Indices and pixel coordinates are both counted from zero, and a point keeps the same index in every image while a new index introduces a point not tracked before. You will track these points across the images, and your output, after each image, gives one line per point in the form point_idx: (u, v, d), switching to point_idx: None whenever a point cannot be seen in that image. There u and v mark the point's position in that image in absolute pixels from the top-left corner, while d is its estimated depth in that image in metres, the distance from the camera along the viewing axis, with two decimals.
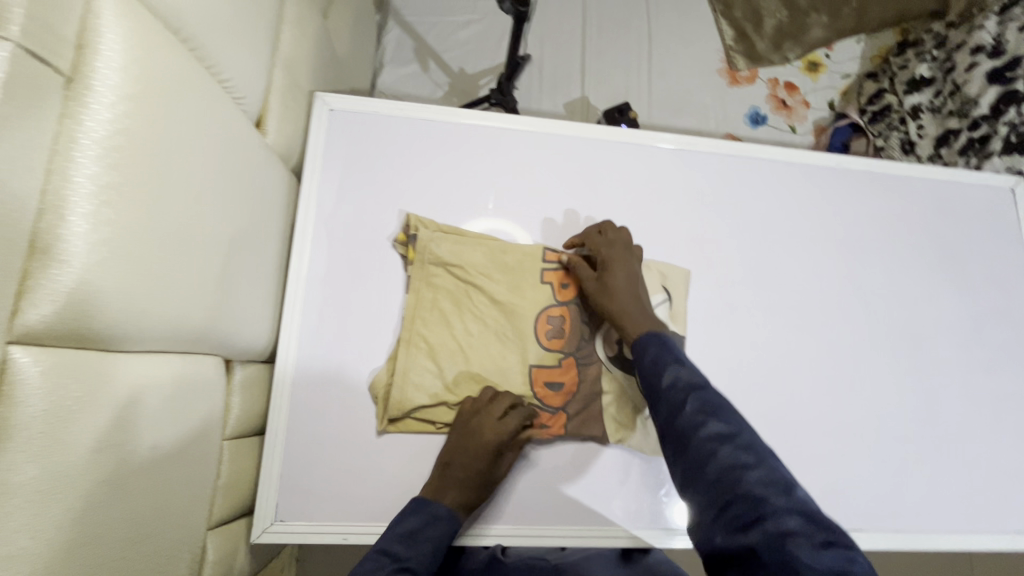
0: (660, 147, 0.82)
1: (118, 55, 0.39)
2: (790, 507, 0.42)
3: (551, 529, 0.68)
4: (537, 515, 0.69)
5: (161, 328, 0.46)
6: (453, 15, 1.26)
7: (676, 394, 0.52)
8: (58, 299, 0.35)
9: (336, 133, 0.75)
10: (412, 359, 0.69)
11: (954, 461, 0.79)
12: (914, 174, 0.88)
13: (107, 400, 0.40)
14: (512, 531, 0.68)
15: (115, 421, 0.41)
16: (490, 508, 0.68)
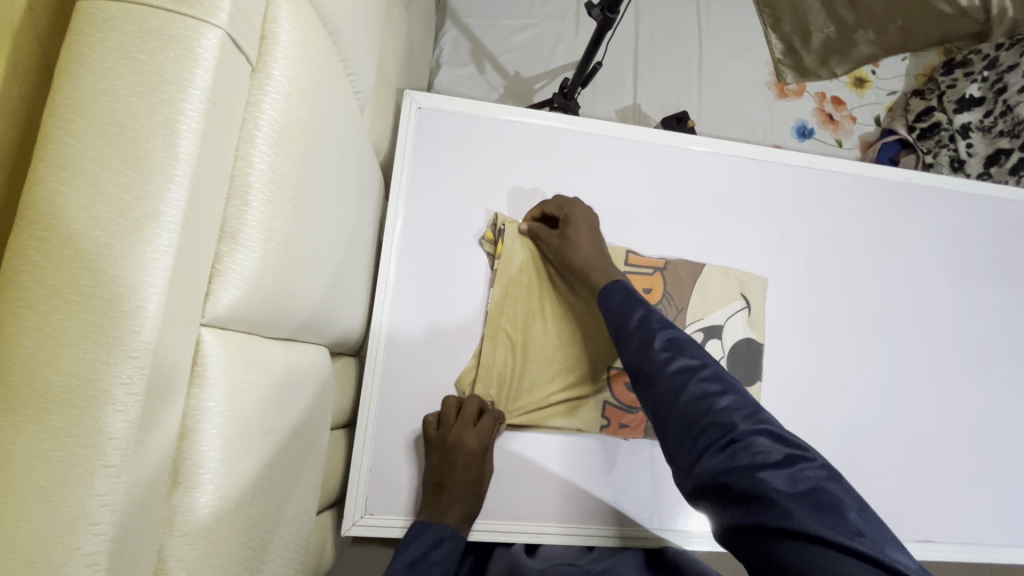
0: (740, 155, 0.83)
1: (291, 46, 0.40)
2: (808, 471, 0.51)
3: (570, 527, 0.69)
4: (558, 512, 0.69)
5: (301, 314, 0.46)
6: (509, 19, 1.27)
7: (688, 372, 0.59)
8: (244, 282, 0.36)
9: (426, 128, 0.76)
10: (493, 355, 0.71)
11: (1019, 476, 0.80)
12: (983, 191, 0.89)
13: (269, 384, 0.41)
14: (529, 529, 0.68)
15: (273, 405, 0.42)
16: (504, 504, 0.69)
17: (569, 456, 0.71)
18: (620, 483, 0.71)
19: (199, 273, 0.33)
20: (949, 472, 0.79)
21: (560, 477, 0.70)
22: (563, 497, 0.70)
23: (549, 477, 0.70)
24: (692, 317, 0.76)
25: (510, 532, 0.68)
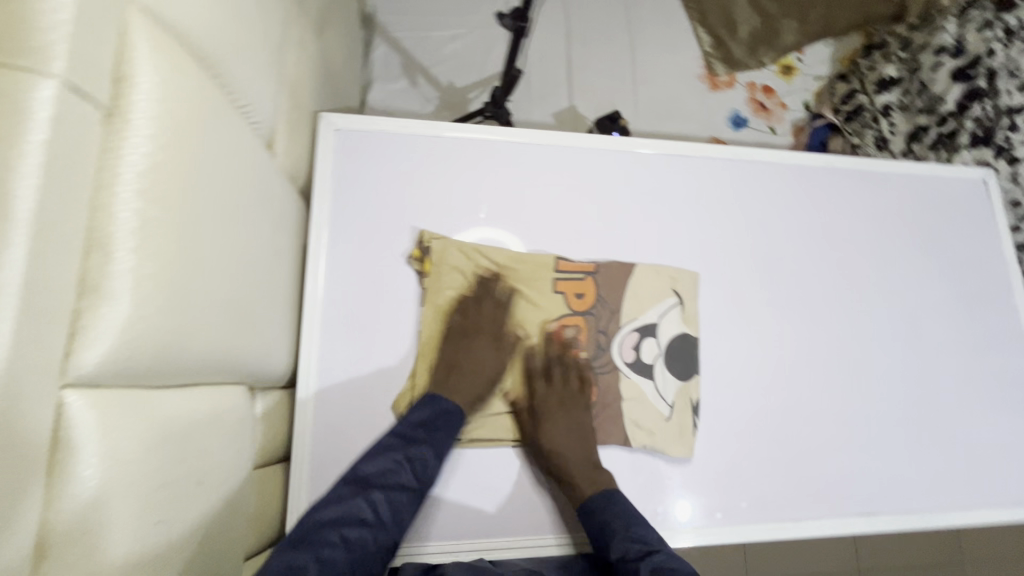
0: (658, 155, 0.86)
1: (152, 87, 0.39)
2: None
3: (513, 542, 0.69)
4: (500, 527, 0.69)
5: (201, 360, 0.45)
6: (438, 30, 1.27)
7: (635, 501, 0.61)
8: (111, 339, 0.35)
9: (345, 151, 0.75)
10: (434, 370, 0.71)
11: (955, 441, 0.83)
12: (896, 169, 0.94)
13: (160, 437, 0.40)
14: (475, 546, 0.68)
15: (168, 458, 0.40)
16: (445, 523, 0.68)
17: (507, 469, 0.71)
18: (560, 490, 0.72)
19: (52, 335, 0.32)
20: (887, 445, 0.81)
21: (499, 490, 0.71)
22: (505, 511, 0.70)
23: (489, 492, 0.70)
24: (626, 319, 0.78)
25: (452, 555, 0.67)
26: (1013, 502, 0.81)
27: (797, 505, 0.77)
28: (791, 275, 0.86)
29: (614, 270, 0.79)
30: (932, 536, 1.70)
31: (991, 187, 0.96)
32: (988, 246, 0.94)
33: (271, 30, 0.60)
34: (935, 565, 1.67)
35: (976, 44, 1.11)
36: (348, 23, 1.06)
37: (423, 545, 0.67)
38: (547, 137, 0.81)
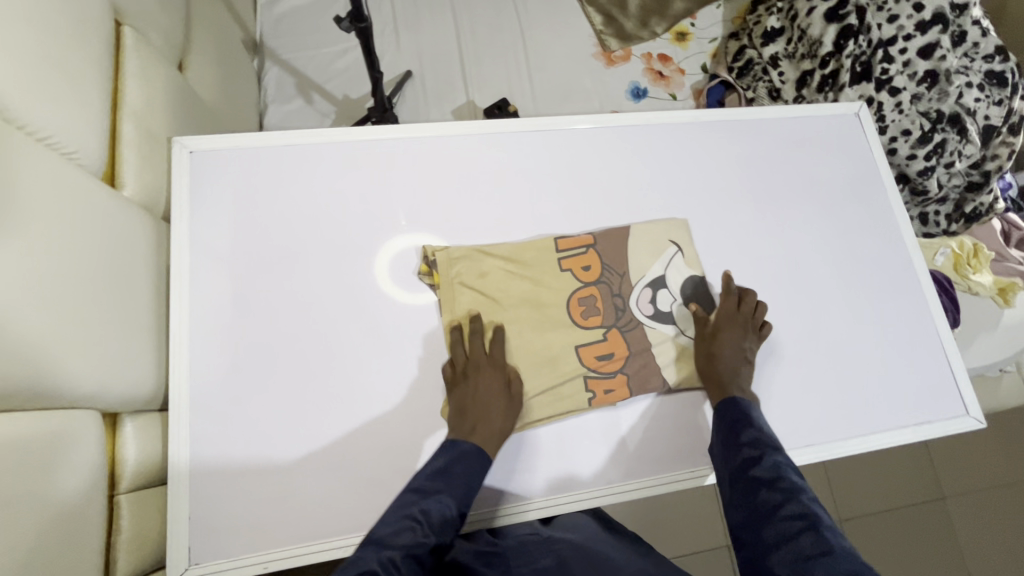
0: (524, 134, 0.89)
1: None
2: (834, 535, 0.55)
3: (570, 497, 0.74)
4: (563, 484, 0.75)
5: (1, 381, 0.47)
6: (328, 46, 1.29)
7: (751, 450, 0.66)
8: None
9: (202, 172, 0.79)
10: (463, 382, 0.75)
11: (851, 371, 0.84)
12: (767, 116, 0.96)
13: None
14: (574, 499, 0.74)
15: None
16: (530, 484, 0.75)
17: (555, 436, 0.77)
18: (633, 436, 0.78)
19: None
20: (782, 383, 0.82)
21: (550, 455, 0.76)
22: (560, 473, 0.76)
23: (545, 455, 0.76)
24: (636, 277, 0.84)
25: (510, 514, 0.73)
26: (912, 424, 0.82)
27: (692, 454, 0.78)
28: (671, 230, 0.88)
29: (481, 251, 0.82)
30: (910, 477, 1.68)
31: (864, 119, 0.98)
32: (868, 177, 0.95)
33: (87, 63, 0.62)
34: (915, 504, 1.66)
35: None
36: (226, 51, 1.08)
37: (531, 503, 0.73)
38: (401, 131, 0.85)
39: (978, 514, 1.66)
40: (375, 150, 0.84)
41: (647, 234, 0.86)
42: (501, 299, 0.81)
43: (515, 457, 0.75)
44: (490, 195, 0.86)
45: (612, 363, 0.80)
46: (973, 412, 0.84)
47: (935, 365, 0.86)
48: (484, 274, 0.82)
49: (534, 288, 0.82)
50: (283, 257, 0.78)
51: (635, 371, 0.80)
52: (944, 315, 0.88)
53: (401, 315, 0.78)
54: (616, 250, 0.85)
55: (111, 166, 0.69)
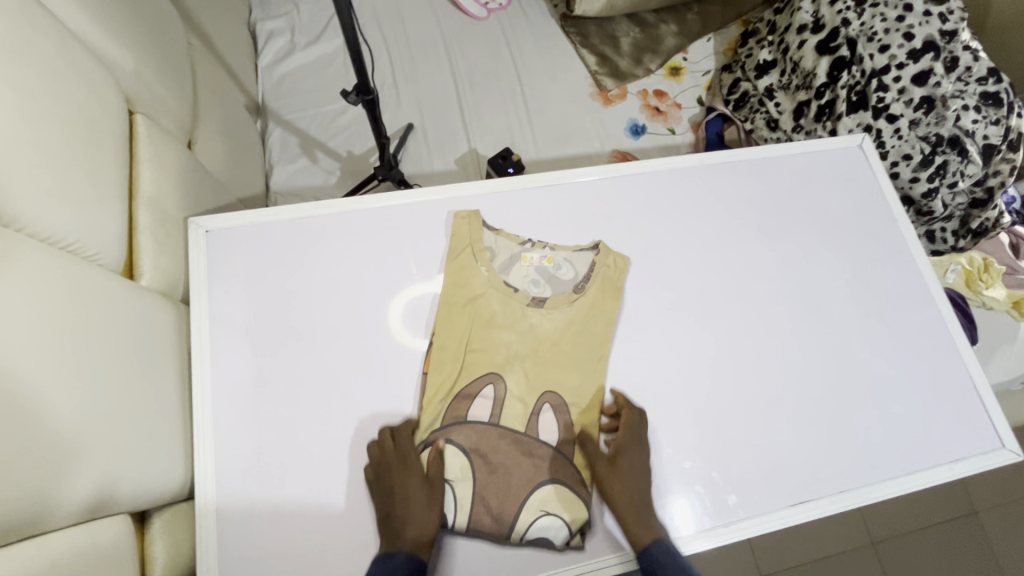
0: (534, 187, 0.90)
1: None
2: None
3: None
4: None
5: (35, 500, 0.46)
6: (331, 104, 1.31)
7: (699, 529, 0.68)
8: None
9: (218, 251, 0.79)
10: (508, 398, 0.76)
11: (878, 409, 0.83)
12: (772, 153, 0.97)
13: None
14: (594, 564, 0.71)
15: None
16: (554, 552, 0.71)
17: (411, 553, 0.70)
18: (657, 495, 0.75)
19: None
20: (811, 426, 0.81)
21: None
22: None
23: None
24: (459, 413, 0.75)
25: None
26: (948, 460, 0.81)
27: (729, 508, 0.76)
28: (687, 275, 0.88)
29: (466, 317, 0.79)
30: (938, 494, 1.65)
31: (868, 151, 0.99)
32: (876, 209, 0.96)
33: (108, 163, 0.64)
34: (946, 522, 1.62)
35: (830, 17, 1.16)
36: (232, 120, 1.10)
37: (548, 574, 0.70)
38: (412, 193, 0.86)
39: (1012, 529, 1.63)
40: (386, 215, 0.84)
41: (591, 286, 0.83)
42: (439, 367, 0.76)
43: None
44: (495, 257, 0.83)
45: (530, 440, 0.74)
46: (1010, 444, 0.82)
47: (962, 397, 0.85)
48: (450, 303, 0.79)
49: (481, 348, 0.78)
50: (301, 332, 0.77)
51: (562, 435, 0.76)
52: (968, 344, 0.88)
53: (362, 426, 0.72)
54: (556, 304, 0.81)
55: (130, 258, 0.69)
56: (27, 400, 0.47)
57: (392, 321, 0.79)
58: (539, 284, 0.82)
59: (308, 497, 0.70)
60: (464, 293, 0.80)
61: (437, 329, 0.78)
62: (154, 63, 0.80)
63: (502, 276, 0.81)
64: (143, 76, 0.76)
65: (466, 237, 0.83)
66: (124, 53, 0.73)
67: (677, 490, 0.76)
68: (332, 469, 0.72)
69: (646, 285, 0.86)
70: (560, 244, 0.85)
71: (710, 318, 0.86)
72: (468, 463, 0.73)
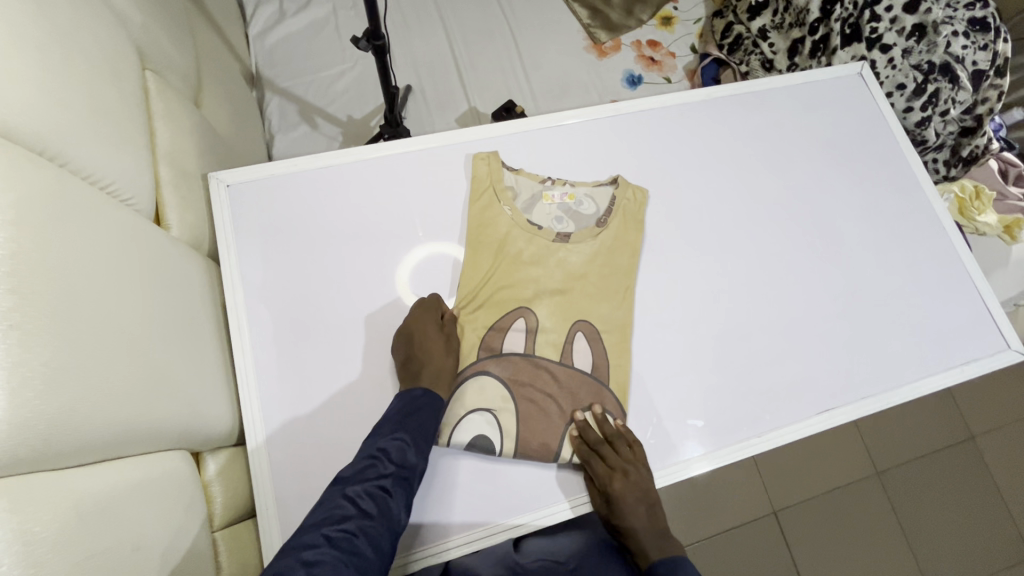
0: (546, 128, 0.91)
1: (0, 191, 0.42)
2: None
3: (468, 535, 0.70)
4: (450, 528, 0.70)
5: (110, 422, 0.47)
6: (326, 70, 1.30)
7: None
8: (3, 421, 0.38)
9: (241, 204, 0.79)
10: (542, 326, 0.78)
11: (891, 320, 0.86)
12: (775, 84, 0.99)
13: (73, 511, 0.42)
14: None
15: (77, 533, 0.41)
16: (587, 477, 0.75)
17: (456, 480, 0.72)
18: (687, 413, 0.78)
19: None
20: (829, 340, 0.84)
21: (456, 498, 0.71)
22: (456, 516, 0.70)
23: (441, 504, 0.71)
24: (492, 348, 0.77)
25: (422, 558, 0.68)
26: (958, 363, 0.85)
27: (757, 420, 0.79)
28: (700, 205, 0.90)
29: (494, 253, 0.81)
30: (937, 421, 1.72)
31: (867, 77, 1.02)
32: (876, 132, 0.98)
33: (130, 110, 0.63)
34: (946, 448, 1.69)
35: None
36: (232, 85, 1.08)
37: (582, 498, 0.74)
38: (429, 139, 0.87)
39: (1007, 450, 1.71)
40: (405, 163, 0.86)
41: (612, 219, 0.85)
42: (471, 300, 0.79)
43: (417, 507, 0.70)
44: (517, 195, 0.85)
45: (565, 368, 0.77)
46: (1014, 344, 0.86)
47: (968, 303, 0.89)
48: (476, 242, 0.81)
49: (513, 283, 0.79)
50: (332, 279, 0.78)
51: (596, 360, 0.78)
52: (971, 254, 0.91)
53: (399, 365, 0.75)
54: (580, 238, 0.83)
55: (156, 210, 0.69)
56: (92, 327, 0.48)
57: (397, 284, 0.79)
58: (560, 219, 0.84)
59: (352, 435, 0.72)
60: (489, 231, 0.82)
61: (468, 268, 0.80)
62: (158, 18, 0.79)
63: (525, 215, 0.83)
64: (149, 29, 0.75)
65: (486, 179, 0.85)
66: (132, 5, 0.72)
67: (706, 407, 0.79)
68: (377, 407, 0.73)
69: (663, 217, 0.88)
70: (579, 180, 0.88)
71: (725, 244, 0.88)
72: (508, 394, 0.75)
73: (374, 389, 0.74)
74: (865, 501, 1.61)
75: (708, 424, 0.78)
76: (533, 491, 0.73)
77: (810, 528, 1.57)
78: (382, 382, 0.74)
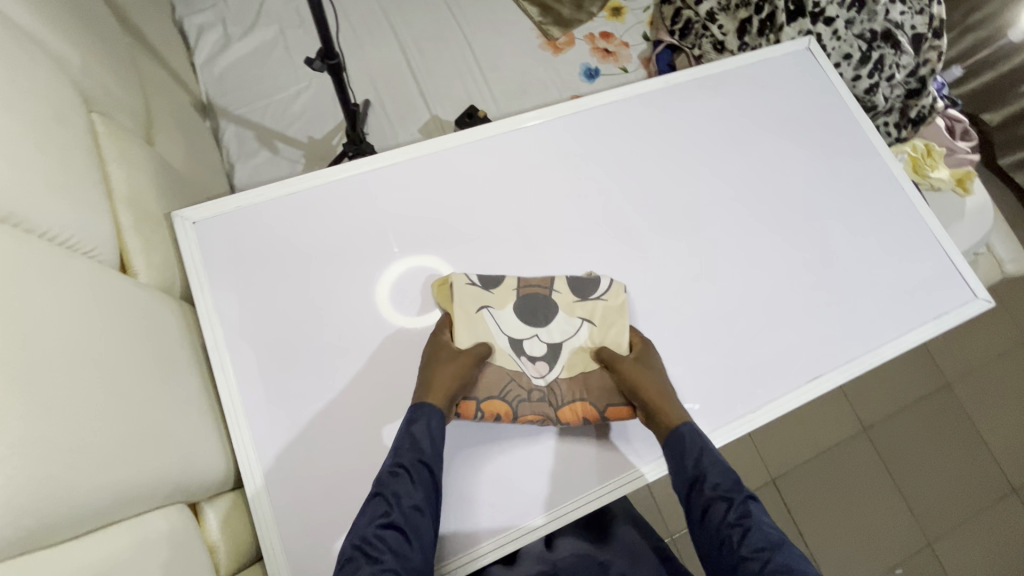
0: (512, 131, 0.91)
1: None
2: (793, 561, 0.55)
3: (555, 509, 0.73)
4: (529, 506, 0.72)
5: (98, 487, 0.45)
6: (280, 92, 1.27)
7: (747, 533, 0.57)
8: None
9: (209, 240, 0.77)
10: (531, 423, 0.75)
11: (864, 284, 0.89)
12: (729, 66, 1.01)
13: None
14: (624, 479, 0.75)
15: None
16: (587, 477, 0.75)
17: (529, 449, 0.75)
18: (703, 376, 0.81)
19: None
20: (808, 308, 0.87)
21: (538, 462, 0.75)
22: (513, 501, 0.73)
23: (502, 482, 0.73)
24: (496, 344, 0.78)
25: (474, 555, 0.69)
26: (930, 320, 0.88)
27: (750, 396, 0.81)
28: (670, 193, 0.91)
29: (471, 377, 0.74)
30: (914, 371, 1.79)
31: (816, 51, 1.04)
32: (830, 104, 1.01)
33: (82, 156, 0.61)
34: (927, 396, 1.76)
35: None
36: (184, 117, 1.05)
37: (591, 492, 0.74)
38: (397, 154, 0.86)
39: (981, 392, 1.79)
40: (375, 181, 0.84)
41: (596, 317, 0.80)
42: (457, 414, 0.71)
43: (492, 482, 0.73)
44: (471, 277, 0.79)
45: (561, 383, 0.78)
46: (981, 293, 0.90)
47: (932, 260, 0.92)
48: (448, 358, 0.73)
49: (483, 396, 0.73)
50: (315, 306, 0.77)
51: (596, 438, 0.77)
52: (931, 211, 0.95)
53: (392, 388, 0.74)
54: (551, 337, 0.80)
55: (122, 257, 0.67)
56: (72, 390, 0.46)
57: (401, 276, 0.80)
58: (533, 316, 0.80)
59: (352, 463, 0.70)
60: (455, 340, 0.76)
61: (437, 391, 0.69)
62: (98, 57, 0.75)
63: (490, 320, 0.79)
64: (91, 70, 0.72)
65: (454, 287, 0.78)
66: (69, 47, 0.69)
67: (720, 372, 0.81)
68: (373, 431, 0.72)
69: (634, 209, 0.89)
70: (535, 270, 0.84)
71: (699, 228, 0.90)
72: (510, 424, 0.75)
73: (369, 415, 0.72)
74: (857, 459, 1.67)
75: (727, 393, 0.80)
76: (560, 485, 0.74)
77: (809, 490, 1.62)
78: (377, 405, 0.73)
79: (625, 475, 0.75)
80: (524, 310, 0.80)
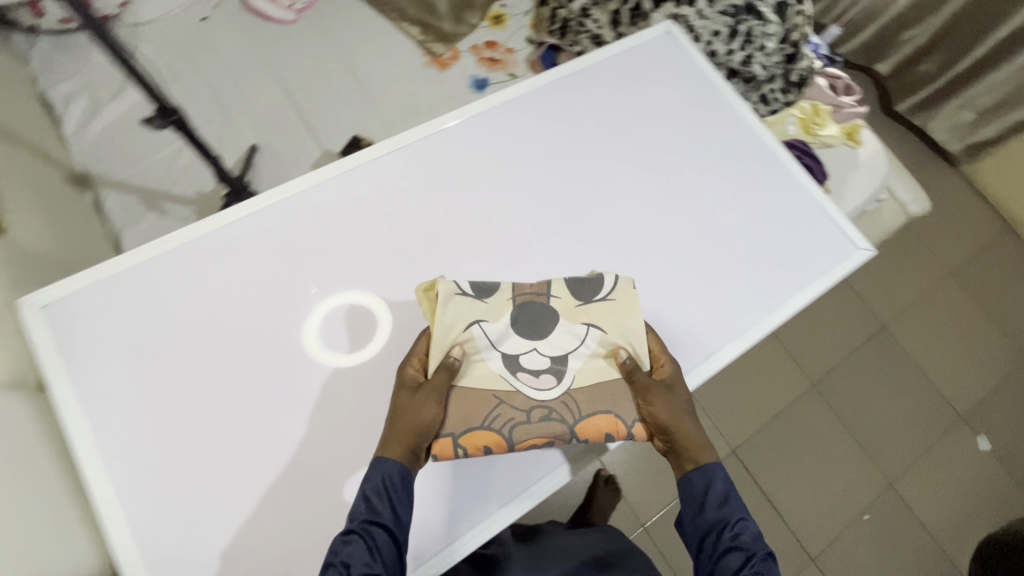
0: (381, 156, 0.89)
1: None
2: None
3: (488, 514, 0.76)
4: (464, 517, 0.76)
5: None
6: (161, 150, 1.23)
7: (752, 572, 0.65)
8: None
9: (63, 322, 0.73)
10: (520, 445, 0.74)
11: (749, 254, 0.91)
12: (593, 61, 1.03)
13: None
14: (551, 474, 0.79)
15: None
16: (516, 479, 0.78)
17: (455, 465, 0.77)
18: None
19: None
20: (699, 288, 0.87)
21: (466, 475, 0.77)
22: (438, 526, 0.75)
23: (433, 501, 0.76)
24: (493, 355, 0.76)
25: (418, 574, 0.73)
26: (816, 277, 0.90)
27: None
28: (549, 194, 0.91)
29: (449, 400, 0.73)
30: (852, 320, 1.83)
31: (675, 34, 1.06)
32: (695, 83, 1.03)
33: None
34: (866, 342, 1.81)
35: None
36: (48, 195, 1.01)
37: (522, 491, 0.78)
38: (262, 198, 0.84)
39: (915, 330, 1.85)
40: (240, 231, 0.82)
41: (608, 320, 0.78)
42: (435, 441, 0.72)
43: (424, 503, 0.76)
44: (462, 286, 0.77)
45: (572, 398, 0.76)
46: (860, 243, 0.93)
47: (812, 219, 0.95)
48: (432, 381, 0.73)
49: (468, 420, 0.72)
50: (189, 371, 0.74)
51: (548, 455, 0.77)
52: (804, 171, 0.98)
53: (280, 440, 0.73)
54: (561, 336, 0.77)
55: None
56: None
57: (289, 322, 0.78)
58: (532, 317, 0.78)
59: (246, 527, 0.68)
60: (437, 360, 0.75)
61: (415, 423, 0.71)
62: None
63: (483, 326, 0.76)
64: None
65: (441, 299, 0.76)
66: None
67: None
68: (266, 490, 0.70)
69: (515, 217, 0.89)
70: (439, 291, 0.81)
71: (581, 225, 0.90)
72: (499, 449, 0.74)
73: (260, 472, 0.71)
74: (810, 416, 1.70)
75: None
76: (491, 492, 0.77)
77: (767, 456, 1.65)
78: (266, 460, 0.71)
79: (553, 471, 0.79)
80: (523, 317, 0.78)
